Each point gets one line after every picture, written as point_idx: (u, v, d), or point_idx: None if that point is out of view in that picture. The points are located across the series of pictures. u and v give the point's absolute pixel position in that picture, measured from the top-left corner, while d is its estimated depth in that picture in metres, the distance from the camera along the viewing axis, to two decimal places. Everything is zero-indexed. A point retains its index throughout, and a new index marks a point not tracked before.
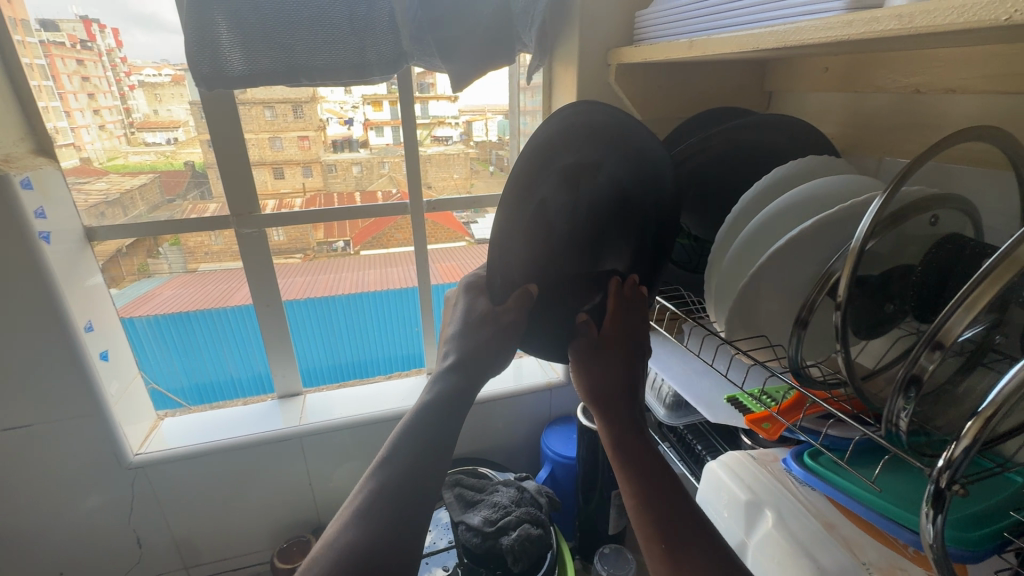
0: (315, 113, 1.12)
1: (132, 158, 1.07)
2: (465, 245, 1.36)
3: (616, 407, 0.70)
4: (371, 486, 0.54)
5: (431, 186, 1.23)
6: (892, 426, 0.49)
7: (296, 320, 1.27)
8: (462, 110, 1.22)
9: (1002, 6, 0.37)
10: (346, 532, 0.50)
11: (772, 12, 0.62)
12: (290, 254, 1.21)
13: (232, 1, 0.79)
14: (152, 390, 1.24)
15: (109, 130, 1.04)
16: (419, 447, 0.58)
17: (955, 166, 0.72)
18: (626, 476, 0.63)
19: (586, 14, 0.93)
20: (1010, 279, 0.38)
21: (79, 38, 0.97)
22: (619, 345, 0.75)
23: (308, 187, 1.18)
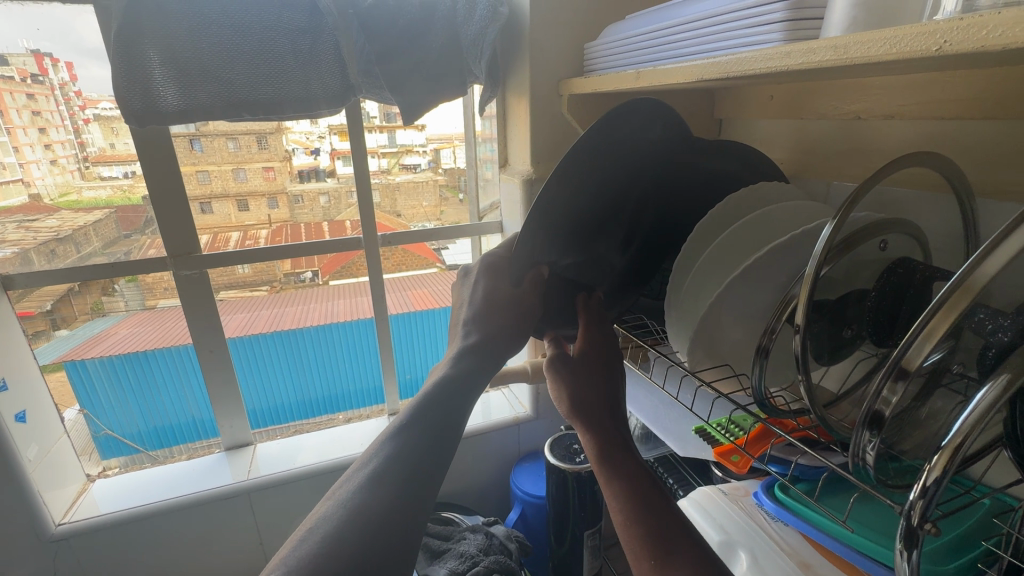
0: (280, 144, 1.08)
1: (85, 194, 1.00)
2: (436, 271, 1.31)
3: (598, 415, 0.63)
4: (374, 466, 0.46)
5: (400, 213, 1.21)
6: (859, 459, 0.48)
7: (263, 355, 1.20)
8: (430, 138, 1.20)
9: (931, 37, 0.38)
10: (360, 494, 0.44)
11: (715, 43, 0.63)
12: (254, 287, 1.14)
13: (166, 35, 0.75)
14: (104, 436, 1.14)
15: (62, 164, 0.98)
16: (429, 427, 0.50)
17: (898, 190, 0.74)
18: (614, 490, 0.56)
19: (535, 46, 0.93)
20: (964, 308, 0.37)
21: (30, 72, 0.92)
22: (596, 351, 0.68)
23: (274, 219, 1.12)
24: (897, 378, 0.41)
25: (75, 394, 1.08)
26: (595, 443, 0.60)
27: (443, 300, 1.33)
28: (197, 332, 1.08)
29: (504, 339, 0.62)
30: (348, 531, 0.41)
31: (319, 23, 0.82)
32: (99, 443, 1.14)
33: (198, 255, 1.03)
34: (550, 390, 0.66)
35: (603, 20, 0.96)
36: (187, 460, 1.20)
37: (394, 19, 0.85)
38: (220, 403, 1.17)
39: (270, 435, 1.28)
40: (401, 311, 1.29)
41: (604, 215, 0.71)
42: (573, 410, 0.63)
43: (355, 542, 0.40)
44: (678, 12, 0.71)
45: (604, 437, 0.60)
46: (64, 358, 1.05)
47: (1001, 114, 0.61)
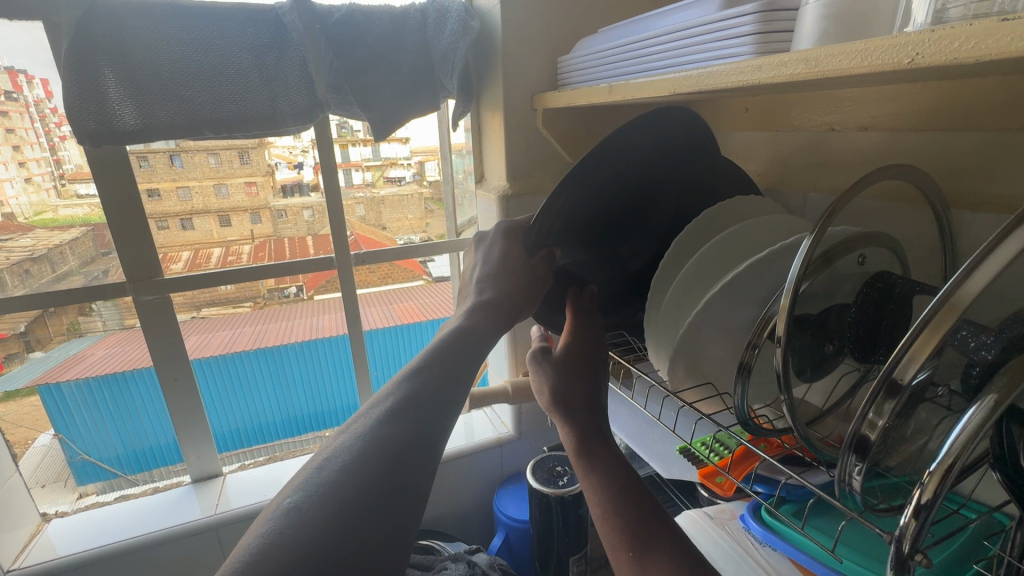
0: (263, 158, 1.07)
1: (60, 212, 0.95)
2: (423, 284, 1.29)
3: (580, 408, 0.59)
4: (387, 404, 0.45)
5: (384, 226, 1.20)
6: (845, 485, 0.46)
7: (246, 372, 1.17)
8: (415, 150, 1.18)
9: (903, 49, 0.37)
10: (380, 427, 0.43)
11: (687, 56, 0.62)
12: (237, 303, 1.12)
13: (120, 52, 0.72)
14: (82, 460, 1.10)
15: (37, 183, 0.94)
16: (435, 379, 0.49)
17: (875, 201, 0.73)
18: (593, 483, 0.52)
19: (510, 61, 0.91)
20: (950, 328, 0.36)
21: (3, 89, 0.88)
22: (580, 348, 0.67)
23: (257, 234, 1.10)
24: (881, 401, 0.40)
25: (50, 418, 1.05)
26: (574, 435, 0.56)
27: (431, 312, 1.32)
28: (157, 358, 1.03)
29: (508, 306, 0.64)
30: (361, 459, 0.40)
31: (284, 39, 0.80)
32: (75, 469, 1.11)
33: (158, 279, 0.98)
34: (533, 386, 0.64)
35: (577, 34, 0.95)
36: (152, 495, 1.15)
37: (364, 34, 0.85)
38: (186, 433, 1.12)
39: (241, 467, 1.24)
40: (386, 325, 1.26)
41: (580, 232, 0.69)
42: (553, 403, 0.60)
43: (368, 470, 0.40)
44: (651, 25, 0.70)
45: (585, 429, 0.57)
46: (39, 381, 1.02)
47: (972, 125, 0.61)
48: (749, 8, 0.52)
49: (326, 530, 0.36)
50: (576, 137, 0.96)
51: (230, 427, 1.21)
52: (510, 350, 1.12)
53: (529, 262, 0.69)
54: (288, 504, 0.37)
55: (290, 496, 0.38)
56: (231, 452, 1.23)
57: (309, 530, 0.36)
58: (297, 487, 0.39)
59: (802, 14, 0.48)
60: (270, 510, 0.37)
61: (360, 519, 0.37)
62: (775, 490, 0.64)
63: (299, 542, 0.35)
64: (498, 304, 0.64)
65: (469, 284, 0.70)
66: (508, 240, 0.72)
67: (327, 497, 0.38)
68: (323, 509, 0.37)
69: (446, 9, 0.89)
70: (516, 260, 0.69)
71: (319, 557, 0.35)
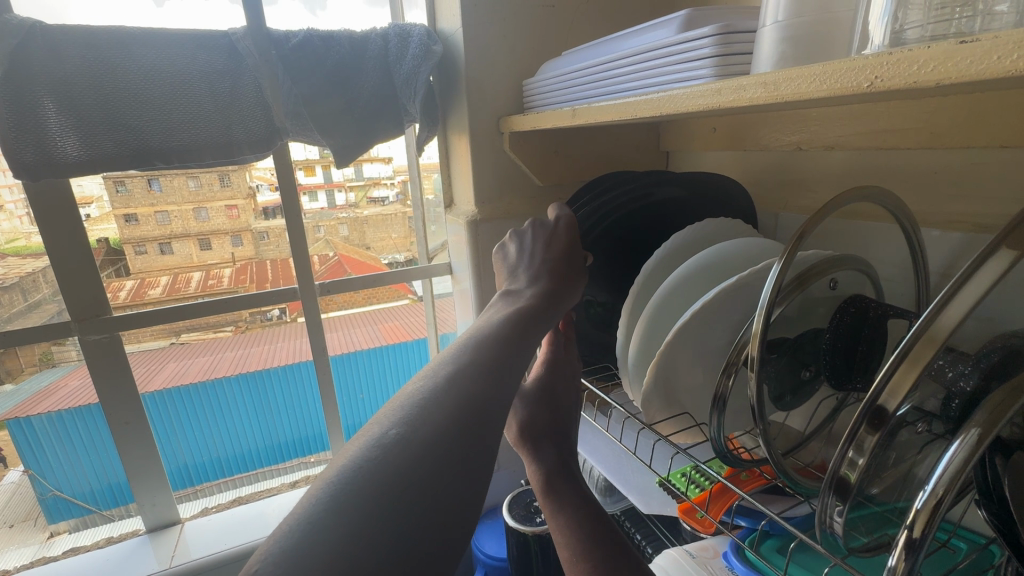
0: (244, 180, 1.03)
1: (32, 239, 0.90)
2: (408, 303, 1.25)
3: (548, 442, 0.57)
4: (453, 367, 0.45)
5: (369, 246, 1.19)
6: (826, 526, 0.43)
7: (227, 399, 1.13)
8: (398, 170, 1.18)
9: (861, 73, 0.35)
10: (463, 378, 0.44)
11: (649, 79, 0.60)
12: (217, 328, 1.08)
13: (65, 81, 0.68)
14: (53, 496, 1.04)
15: (9, 211, 0.89)
16: (496, 353, 0.48)
17: (847, 222, 0.72)
18: (560, 524, 0.49)
19: (474, 84, 0.90)
20: (930, 360, 0.33)
21: None
22: (551, 381, 0.63)
23: (238, 257, 1.08)
24: (861, 438, 0.37)
25: (21, 454, 0.98)
26: (542, 471, 0.54)
27: (416, 332, 1.28)
28: (105, 401, 0.97)
29: (560, 299, 0.63)
30: (424, 416, 0.40)
31: (239, 65, 0.78)
32: (46, 506, 1.04)
33: (109, 317, 0.93)
34: (503, 421, 0.60)
35: (543, 58, 0.95)
36: (104, 546, 1.08)
37: (322, 59, 0.83)
38: (142, 479, 1.06)
39: (204, 511, 1.17)
40: (371, 346, 1.22)
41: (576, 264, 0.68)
42: (521, 435, 0.58)
43: (434, 428, 0.39)
44: (614, 47, 0.68)
45: (553, 464, 0.54)
46: (8, 416, 0.96)
47: (936, 142, 0.61)
48: (707, 31, 0.51)
49: (395, 475, 0.36)
50: (545, 160, 0.95)
51: (211, 455, 1.16)
52: None
53: (576, 259, 0.69)
54: (362, 451, 0.37)
55: (395, 428, 0.39)
56: (212, 482, 1.18)
57: (383, 473, 0.35)
58: (397, 421, 0.39)
59: (760, 36, 0.47)
60: (375, 438, 0.38)
61: (434, 468, 0.37)
62: (757, 525, 0.62)
63: (377, 482, 0.35)
64: (552, 295, 0.62)
65: (518, 269, 0.68)
66: (566, 234, 0.70)
67: (420, 428, 0.39)
68: (400, 452, 0.37)
69: (407, 32, 0.88)
70: (569, 259, 0.68)
71: (394, 501, 0.34)
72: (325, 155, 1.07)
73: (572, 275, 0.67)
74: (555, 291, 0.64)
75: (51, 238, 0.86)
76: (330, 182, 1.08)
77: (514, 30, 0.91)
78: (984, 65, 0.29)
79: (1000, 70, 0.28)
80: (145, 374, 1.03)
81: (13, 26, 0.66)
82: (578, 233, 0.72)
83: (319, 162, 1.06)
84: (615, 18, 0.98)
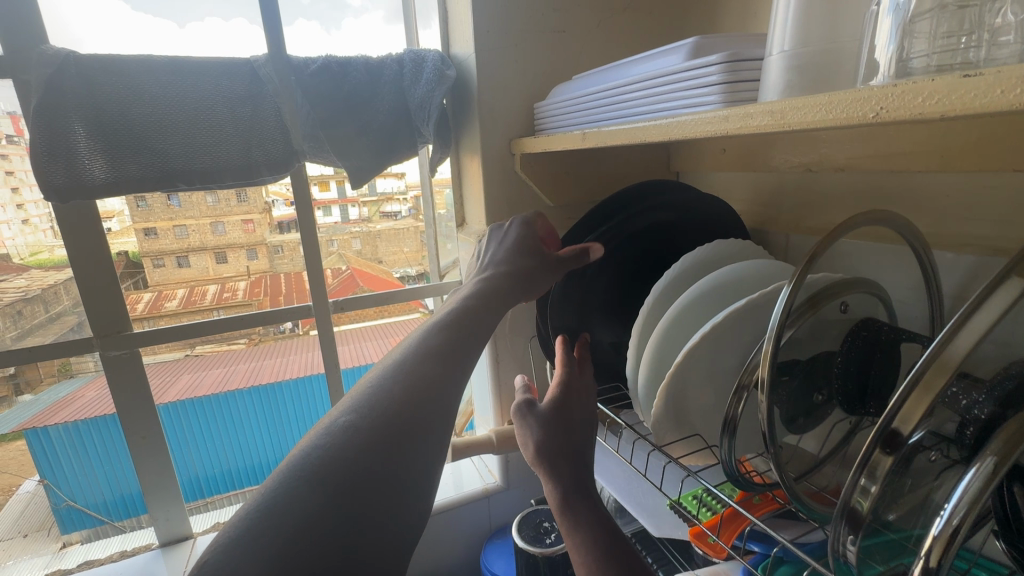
0: (260, 197, 1.06)
1: (56, 252, 0.92)
2: (419, 317, 1.26)
3: (564, 461, 0.56)
4: (383, 375, 0.49)
5: (382, 259, 1.21)
6: (839, 555, 0.42)
7: (239, 411, 1.15)
8: (410, 185, 1.20)
9: (867, 104, 0.36)
10: (397, 380, 0.48)
11: (658, 104, 0.62)
12: (231, 340, 1.09)
13: (92, 107, 0.71)
14: (66, 506, 1.06)
15: (33, 224, 0.92)
16: (436, 350, 0.53)
17: (858, 243, 0.72)
18: (577, 543, 0.51)
19: (485, 107, 0.93)
20: (942, 387, 0.33)
21: (5, 133, 0.86)
22: (566, 398, 0.63)
23: (252, 270, 1.11)
24: (874, 465, 0.36)
25: (36, 463, 1.01)
26: (558, 492, 0.54)
27: None
28: (121, 416, 0.99)
29: (513, 287, 0.70)
30: (361, 422, 0.43)
31: (261, 90, 0.81)
32: (60, 516, 1.06)
33: (130, 334, 0.95)
34: (518, 440, 0.60)
35: (554, 80, 0.97)
36: (117, 560, 1.08)
37: (340, 84, 0.86)
38: (155, 494, 1.06)
39: (216, 525, 1.16)
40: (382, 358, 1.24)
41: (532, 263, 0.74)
42: (536, 456, 0.57)
43: (367, 436, 0.42)
44: (625, 72, 0.70)
45: (571, 485, 0.54)
46: (26, 426, 0.98)
47: (948, 166, 0.61)
48: (714, 59, 0.53)
49: (336, 468, 0.39)
50: (556, 180, 0.96)
51: (223, 467, 1.17)
52: (497, 397, 1.10)
53: (538, 260, 0.75)
54: (320, 436, 0.42)
55: (344, 417, 0.44)
56: (223, 494, 1.19)
57: (318, 480, 0.38)
58: (349, 410, 0.45)
59: (767, 64, 0.48)
60: (326, 426, 0.43)
61: (371, 478, 0.40)
62: (771, 550, 0.60)
63: (317, 497, 0.37)
64: (507, 282, 0.70)
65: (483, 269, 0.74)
66: (528, 246, 0.77)
67: (369, 422, 0.43)
68: (340, 454, 0.40)
69: (421, 58, 0.90)
70: (529, 256, 0.75)
71: (327, 495, 0.38)
72: (339, 170, 1.09)
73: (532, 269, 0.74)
74: (511, 276, 0.71)
75: (74, 254, 0.88)
76: (343, 197, 1.10)
77: (526, 55, 0.93)
78: (989, 98, 0.29)
79: (1003, 104, 0.28)
80: (160, 386, 1.05)
81: (47, 56, 0.69)
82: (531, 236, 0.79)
83: (333, 178, 1.09)
84: (624, 43, 1.01)
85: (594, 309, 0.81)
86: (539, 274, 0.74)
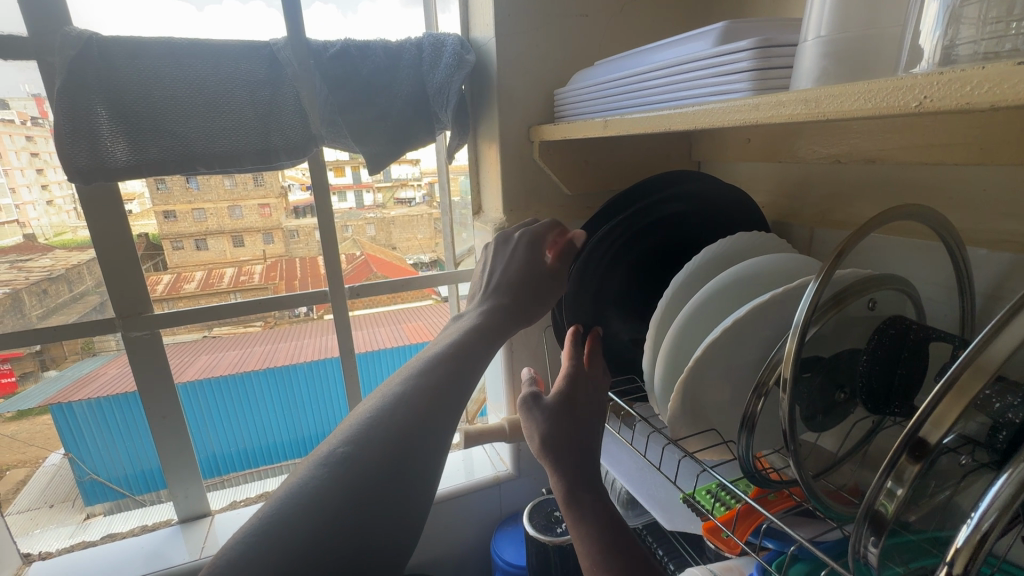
0: (276, 181, 1.06)
1: (79, 233, 0.93)
2: (431, 303, 1.26)
3: (570, 454, 0.56)
4: (384, 402, 0.48)
5: (395, 246, 1.21)
6: (860, 556, 0.41)
7: (256, 393, 1.16)
8: (426, 172, 1.19)
9: (909, 92, 0.34)
10: (393, 406, 0.48)
11: (682, 91, 0.60)
12: (247, 324, 1.11)
13: (115, 89, 0.72)
14: (90, 480, 1.09)
15: (58, 205, 0.93)
16: (438, 376, 0.53)
17: (887, 238, 0.70)
18: (582, 535, 0.52)
19: (503, 92, 0.91)
20: (977, 391, 0.32)
21: (30, 116, 0.88)
22: (573, 389, 0.62)
23: (269, 254, 1.12)
24: (900, 468, 0.36)
25: (61, 437, 1.04)
26: (563, 485, 0.55)
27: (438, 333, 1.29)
28: (143, 395, 1.01)
29: (510, 314, 0.71)
30: (359, 453, 0.43)
31: (279, 74, 0.80)
32: (84, 488, 1.09)
33: (150, 315, 0.97)
34: (523, 430, 0.60)
35: (575, 66, 0.95)
36: (138, 535, 1.12)
37: (357, 68, 0.86)
38: (174, 472, 1.09)
39: (232, 503, 1.20)
40: (396, 345, 1.25)
41: (531, 286, 0.75)
42: (542, 448, 0.57)
43: (363, 471, 0.42)
44: (648, 58, 0.68)
45: (576, 478, 0.55)
46: (51, 401, 1.01)
47: (986, 159, 0.58)
48: (744, 45, 0.51)
49: (332, 512, 0.39)
50: (575, 168, 0.95)
51: (239, 446, 1.20)
52: (508, 385, 1.10)
53: (539, 279, 0.76)
54: (318, 464, 0.42)
55: (342, 446, 0.44)
56: (238, 473, 1.22)
57: (313, 522, 0.38)
58: (347, 438, 0.44)
59: (800, 51, 0.46)
60: (325, 454, 0.43)
61: (362, 520, 0.40)
62: (786, 548, 0.60)
63: (305, 537, 0.37)
64: (501, 314, 0.70)
65: (481, 290, 0.75)
66: (528, 263, 0.76)
67: (369, 454, 0.43)
68: (334, 495, 0.40)
69: (440, 42, 0.89)
70: (530, 275, 0.76)
71: (320, 538, 0.38)
72: (354, 156, 1.09)
73: (531, 295, 0.75)
74: (507, 304, 0.72)
75: (98, 237, 0.90)
76: (358, 183, 1.10)
77: (547, 39, 0.92)
78: None
79: None
80: (178, 366, 1.07)
81: (70, 38, 0.69)
82: (534, 255, 0.77)
83: (348, 163, 1.09)
84: (646, 28, 0.98)
85: (611, 300, 0.81)
86: (538, 298, 0.75)
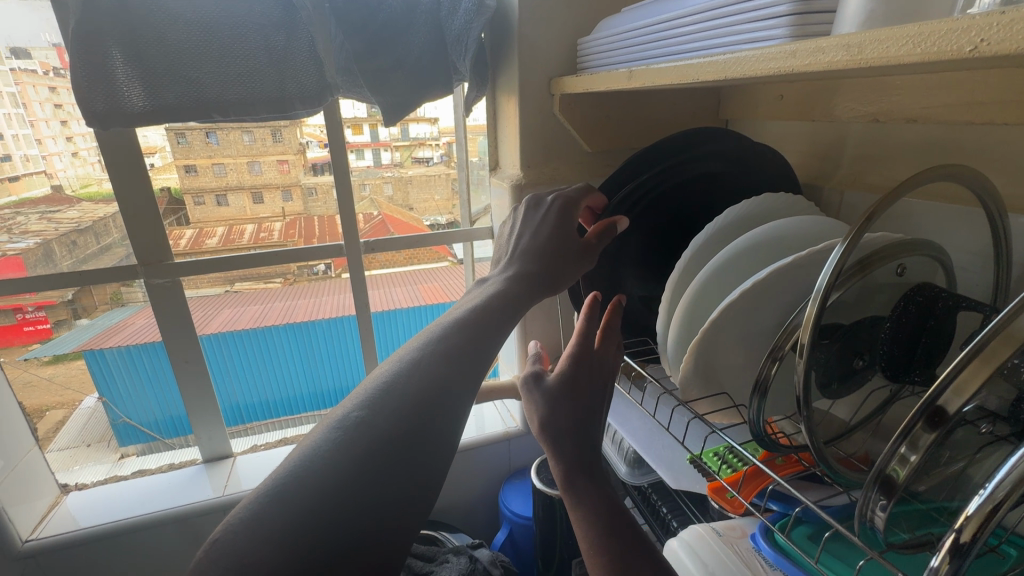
0: (294, 137, 1.04)
1: (104, 185, 0.94)
2: (448, 265, 1.27)
3: (569, 437, 0.56)
4: (401, 366, 0.48)
5: (413, 206, 1.19)
6: (866, 519, 0.41)
7: (276, 346, 1.19)
8: (444, 131, 1.16)
9: (965, 35, 0.31)
10: (403, 375, 0.47)
11: (714, 39, 0.56)
12: (267, 279, 1.12)
13: (128, 31, 0.70)
14: (122, 423, 1.14)
15: (83, 157, 0.93)
16: (453, 348, 0.51)
17: (923, 204, 0.67)
18: (580, 516, 0.54)
19: (524, 41, 0.87)
20: (1005, 359, 0.31)
21: (53, 66, 0.89)
22: (575, 370, 0.60)
23: (288, 211, 1.10)
24: (915, 435, 0.35)
25: (95, 381, 1.09)
26: (561, 468, 0.55)
27: (454, 293, 1.30)
28: (168, 341, 1.04)
29: (537, 282, 0.66)
30: (374, 418, 0.43)
31: (293, 18, 0.77)
32: (118, 430, 1.15)
33: (171, 263, 0.99)
34: (524, 409, 0.60)
35: (600, 15, 0.90)
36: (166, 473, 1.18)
37: (373, 14, 0.82)
38: (198, 415, 1.14)
39: (253, 448, 1.26)
40: (411, 305, 1.25)
41: (560, 252, 0.69)
42: (541, 431, 0.57)
43: (376, 436, 0.42)
44: (679, 4, 0.64)
45: (574, 461, 0.55)
46: (84, 347, 1.05)
47: None
48: None
49: (346, 476, 0.39)
50: (596, 125, 0.92)
51: (260, 397, 1.24)
52: (522, 346, 1.11)
53: (569, 245, 0.70)
54: (333, 428, 0.42)
55: (357, 410, 0.43)
56: (261, 421, 1.27)
57: (330, 483, 0.39)
58: (362, 402, 0.44)
59: None
60: (339, 418, 0.43)
61: (376, 484, 0.40)
62: (790, 510, 0.60)
63: (320, 498, 0.38)
64: (525, 281, 0.65)
65: (507, 254, 0.70)
66: (557, 227, 0.70)
67: (384, 419, 0.43)
68: (346, 458, 0.40)
69: None
70: (560, 241, 0.70)
71: (337, 499, 0.38)
72: (372, 113, 1.07)
73: (561, 261, 0.68)
74: (533, 271, 0.66)
75: (120, 186, 0.91)
76: (376, 141, 1.09)
77: None
78: None
79: None
80: (202, 319, 1.09)
81: None
82: (565, 219, 0.71)
83: (366, 121, 1.07)
84: None
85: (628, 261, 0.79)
86: (569, 265, 0.69)
